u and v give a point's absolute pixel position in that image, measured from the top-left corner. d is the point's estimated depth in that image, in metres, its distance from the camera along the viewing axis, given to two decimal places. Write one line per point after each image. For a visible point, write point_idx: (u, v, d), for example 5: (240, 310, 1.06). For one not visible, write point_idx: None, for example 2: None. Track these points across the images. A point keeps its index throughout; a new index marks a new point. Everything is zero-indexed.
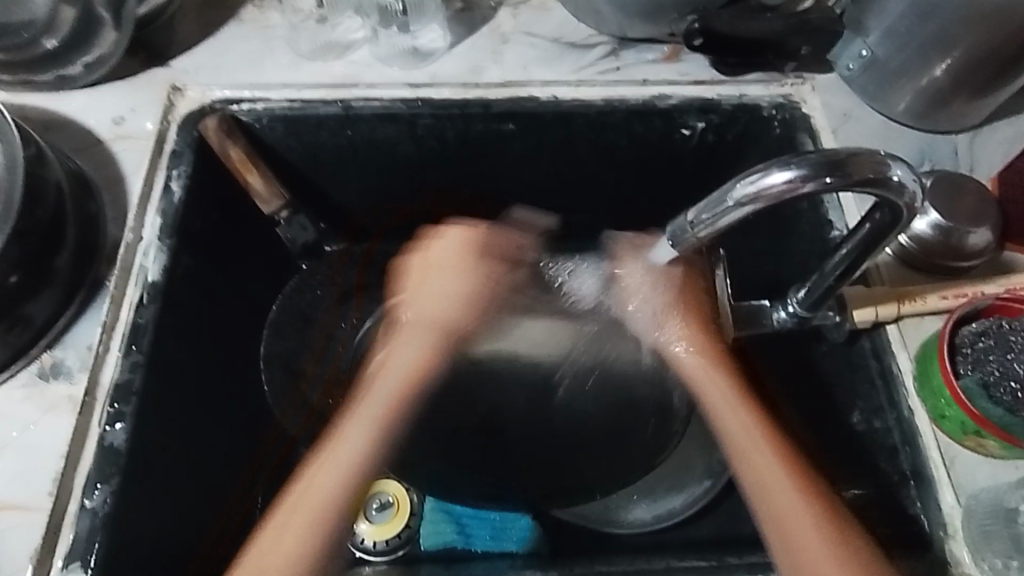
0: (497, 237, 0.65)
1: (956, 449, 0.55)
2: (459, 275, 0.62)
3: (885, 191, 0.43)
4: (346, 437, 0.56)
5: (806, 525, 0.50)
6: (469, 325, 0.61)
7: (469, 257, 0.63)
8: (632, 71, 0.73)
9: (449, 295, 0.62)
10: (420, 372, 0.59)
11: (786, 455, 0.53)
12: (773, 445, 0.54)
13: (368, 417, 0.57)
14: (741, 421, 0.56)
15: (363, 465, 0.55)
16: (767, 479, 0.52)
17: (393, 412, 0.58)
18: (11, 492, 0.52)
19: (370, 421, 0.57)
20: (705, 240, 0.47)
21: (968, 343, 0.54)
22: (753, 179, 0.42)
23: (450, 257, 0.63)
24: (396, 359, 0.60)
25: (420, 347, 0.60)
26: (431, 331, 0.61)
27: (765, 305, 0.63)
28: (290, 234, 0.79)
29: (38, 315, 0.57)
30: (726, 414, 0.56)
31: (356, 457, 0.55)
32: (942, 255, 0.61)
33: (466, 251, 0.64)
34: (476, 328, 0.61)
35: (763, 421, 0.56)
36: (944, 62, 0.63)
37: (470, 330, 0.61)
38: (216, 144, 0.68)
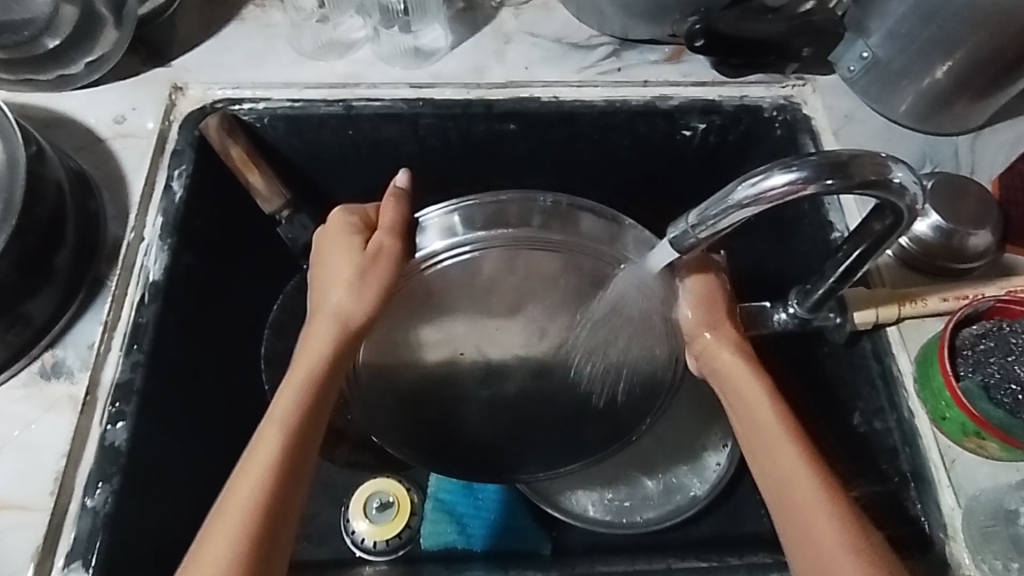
0: (375, 206, 0.58)
1: (956, 450, 0.55)
2: (351, 250, 0.56)
3: (886, 193, 0.43)
4: (256, 448, 0.49)
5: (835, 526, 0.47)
6: (370, 311, 0.55)
7: (359, 231, 0.57)
8: (633, 71, 0.73)
9: (347, 278, 0.55)
10: (329, 361, 0.54)
11: (820, 473, 0.49)
12: (813, 470, 0.49)
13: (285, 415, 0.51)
14: (789, 463, 0.50)
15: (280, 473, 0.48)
16: (795, 481, 0.49)
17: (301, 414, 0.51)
18: (11, 492, 0.52)
19: (286, 425, 0.50)
20: (706, 242, 0.47)
21: (968, 345, 0.54)
22: (754, 181, 0.42)
23: (338, 237, 0.57)
24: (312, 344, 0.54)
25: (325, 336, 0.54)
26: (334, 320, 0.55)
27: (766, 306, 0.63)
28: (291, 232, 0.75)
29: (39, 314, 0.57)
30: (772, 458, 0.50)
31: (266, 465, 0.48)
32: (942, 257, 0.62)
33: (357, 225, 0.58)
34: (372, 315, 0.55)
35: (805, 450, 0.50)
36: (946, 64, 0.63)
37: (368, 316, 0.55)
38: (217, 143, 0.67)
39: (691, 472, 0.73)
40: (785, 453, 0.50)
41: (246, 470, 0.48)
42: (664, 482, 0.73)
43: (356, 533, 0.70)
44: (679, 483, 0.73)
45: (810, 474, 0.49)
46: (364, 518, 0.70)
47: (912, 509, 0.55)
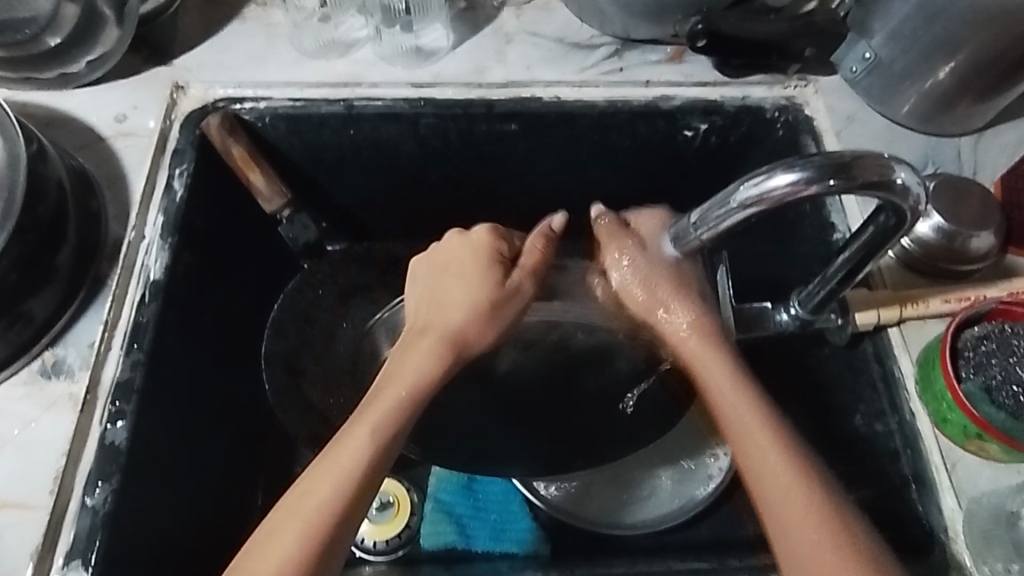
0: (474, 236, 0.60)
1: (958, 453, 0.55)
2: (465, 269, 0.59)
3: (889, 193, 0.43)
4: (351, 450, 0.49)
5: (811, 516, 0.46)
6: (478, 334, 0.56)
7: (484, 256, 0.59)
8: (635, 72, 0.73)
9: (463, 302, 0.57)
10: (435, 378, 0.54)
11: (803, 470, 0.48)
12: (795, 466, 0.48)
13: (380, 427, 0.51)
14: (770, 454, 0.49)
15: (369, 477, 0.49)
16: (771, 473, 0.48)
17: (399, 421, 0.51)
18: (11, 490, 0.52)
19: (387, 435, 0.50)
20: (708, 243, 0.47)
21: (970, 347, 0.54)
22: (757, 181, 0.42)
23: (463, 257, 0.59)
24: (413, 358, 0.54)
25: (429, 356, 0.54)
26: (440, 337, 0.55)
27: (766, 307, 0.62)
28: (293, 232, 0.77)
29: (39, 312, 0.57)
30: (753, 450, 0.49)
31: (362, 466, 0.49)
32: (944, 259, 0.61)
33: (484, 251, 0.59)
34: (482, 336, 0.57)
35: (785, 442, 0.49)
36: (948, 65, 0.63)
37: (475, 340, 0.56)
38: (218, 141, 0.67)
39: (691, 474, 0.73)
40: (751, 438, 0.50)
41: (330, 469, 0.48)
42: (664, 484, 0.73)
43: (355, 533, 0.69)
44: (679, 485, 0.73)
45: (789, 466, 0.48)
46: (365, 517, 0.70)
47: (913, 512, 0.55)
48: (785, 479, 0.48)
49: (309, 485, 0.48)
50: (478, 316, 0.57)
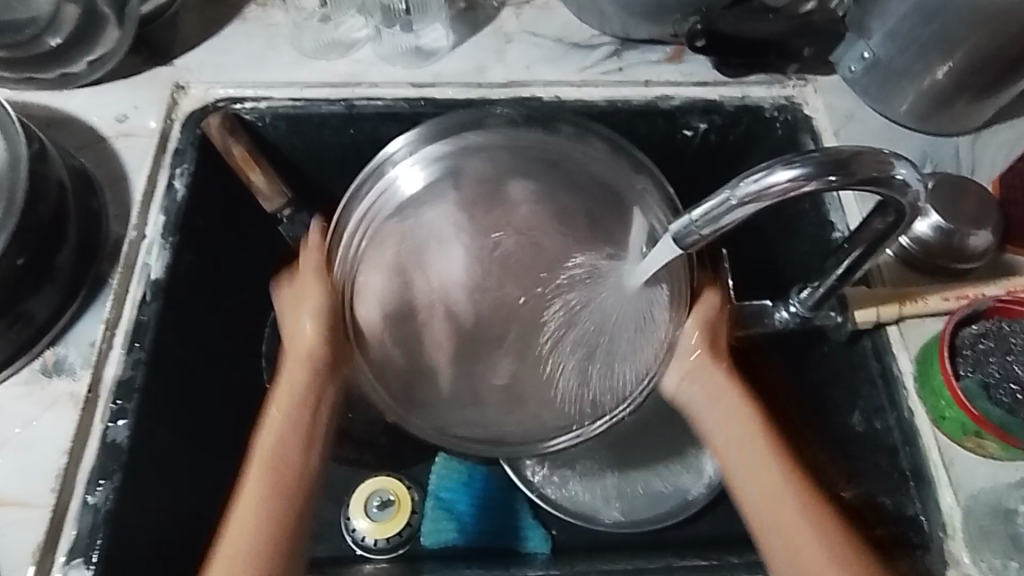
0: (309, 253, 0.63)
1: (956, 450, 0.55)
2: (309, 301, 0.62)
3: (888, 190, 0.43)
4: (250, 480, 0.55)
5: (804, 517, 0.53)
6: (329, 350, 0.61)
7: (320, 279, 0.62)
8: (634, 71, 0.74)
9: (310, 330, 0.61)
10: (306, 399, 0.59)
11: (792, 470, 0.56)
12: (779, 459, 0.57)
13: (270, 460, 0.56)
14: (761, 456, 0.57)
15: (271, 504, 0.54)
16: (768, 475, 0.56)
17: (279, 451, 0.56)
18: (13, 489, 0.53)
19: (279, 465, 0.56)
20: (708, 239, 0.47)
21: (968, 344, 0.54)
22: (757, 177, 0.42)
23: (308, 279, 0.63)
24: (288, 387, 0.60)
25: (301, 380, 0.60)
26: (303, 364, 0.60)
27: (767, 304, 0.63)
28: (294, 232, 0.74)
29: (40, 312, 0.57)
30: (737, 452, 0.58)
31: (257, 497, 0.54)
32: (942, 256, 0.62)
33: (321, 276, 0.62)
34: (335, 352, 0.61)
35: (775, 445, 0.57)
36: (946, 64, 0.63)
37: (331, 356, 0.61)
38: (218, 140, 0.68)
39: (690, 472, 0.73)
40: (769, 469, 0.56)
41: (245, 508, 0.54)
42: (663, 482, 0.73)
43: (356, 531, 0.70)
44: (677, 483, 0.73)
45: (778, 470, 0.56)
46: (365, 515, 0.70)
47: (913, 508, 0.55)
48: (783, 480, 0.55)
49: (234, 520, 0.53)
50: (311, 353, 0.61)
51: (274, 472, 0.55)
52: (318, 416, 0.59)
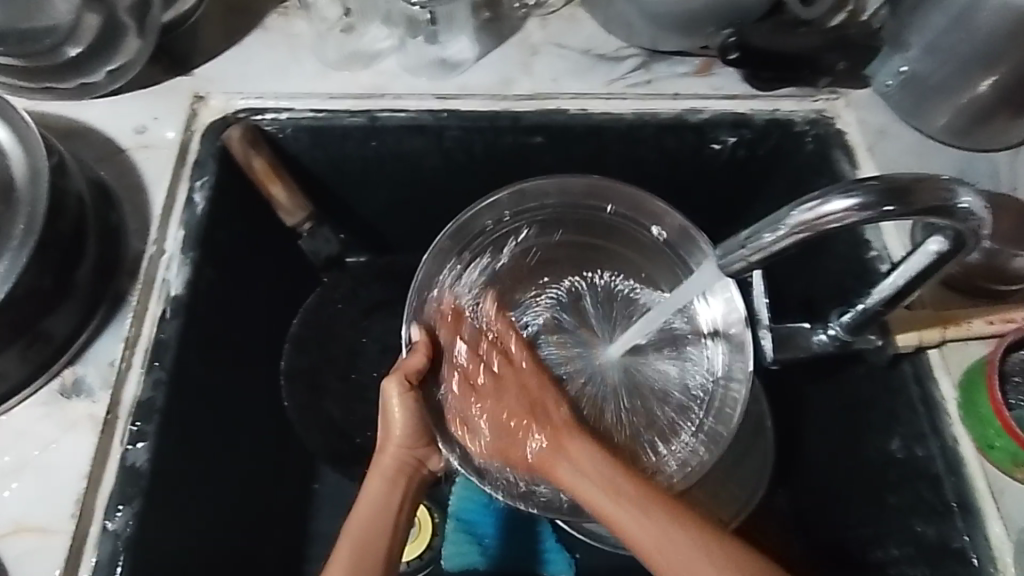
0: (410, 364, 0.60)
1: (1005, 480, 0.54)
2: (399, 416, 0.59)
3: (948, 218, 0.41)
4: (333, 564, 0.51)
5: (629, 500, 0.51)
6: (421, 451, 0.60)
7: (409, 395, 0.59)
8: (663, 84, 0.72)
9: (398, 427, 0.59)
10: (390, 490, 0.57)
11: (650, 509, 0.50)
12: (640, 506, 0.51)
13: (358, 537, 0.52)
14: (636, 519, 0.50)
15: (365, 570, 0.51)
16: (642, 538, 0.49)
17: (364, 534, 0.53)
18: (32, 515, 0.51)
19: (366, 541, 0.52)
20: (754, 268, 0.44)
21: (1017, 370, 0.53)
22: (811, 205, 0.40)
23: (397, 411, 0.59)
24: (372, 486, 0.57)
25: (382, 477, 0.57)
26: (391, 459, 0.58)
27: (804, 327, 0.61)
28: (313, 246, 0.77)
29: (60, 330, 0.56)
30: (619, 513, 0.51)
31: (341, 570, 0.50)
32: (982, 277, 0.60)
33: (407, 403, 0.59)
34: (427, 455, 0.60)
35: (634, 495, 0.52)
36: (989, 78, 0.61)
37: (425, 458, 0.60)
38: (240, 153, 0.67)
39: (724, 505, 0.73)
40: (513, 390, 0.62)
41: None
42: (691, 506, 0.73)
43: None
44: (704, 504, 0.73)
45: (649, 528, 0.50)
46: None
47: (959, 540, 0.53)
48: (606, 469, 0.55)
49: None
50: (409, 439, 0.59)
51: (359, 539, 0.52)
52: (404, 505, 0.57)
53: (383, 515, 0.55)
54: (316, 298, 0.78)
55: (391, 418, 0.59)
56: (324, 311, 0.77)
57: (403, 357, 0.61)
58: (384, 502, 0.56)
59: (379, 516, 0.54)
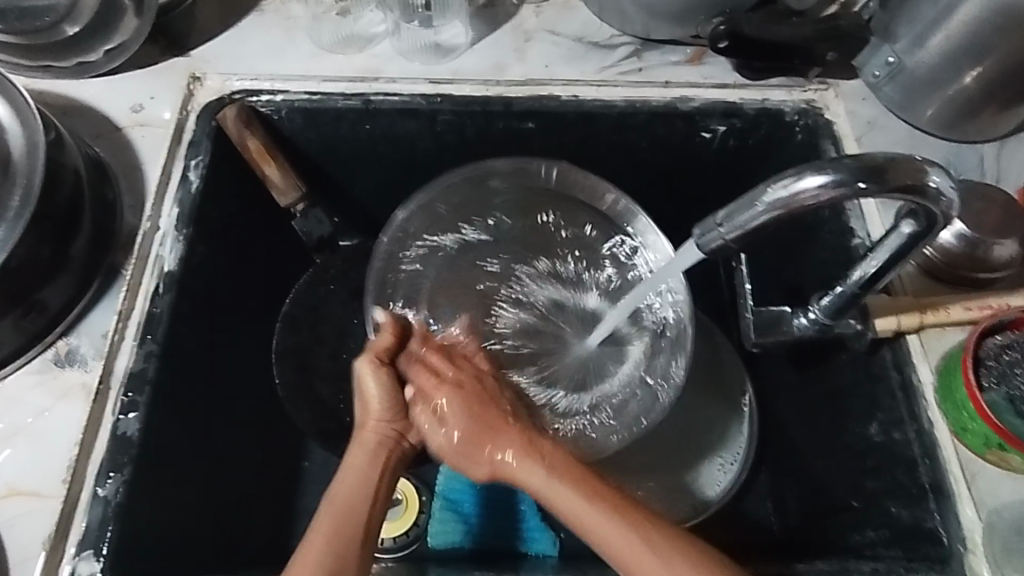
0: (380, 341, 0.61)
1: (978, 463, 0.55)
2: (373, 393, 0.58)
3: (921, 198, 0.41)
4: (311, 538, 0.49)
5: (593, 498, 0.51)
6: (402, 424, 0.58)
7: (382, 369, 0.59)
8: (655, 72, 0.73)
9: (375, 403, 0.58)
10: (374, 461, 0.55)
11: (614, 504, 0.51)
12: (600, 500, 0.51)
13: (344, 504, 0.51)
14: (598, 516, 0.50)
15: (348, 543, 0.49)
16: (610, 530, 0.49)
17: (347, 502, 0.51)
18: (25, 479, 0.52)
19: (352, 508, 0.51)
20: (733, 248, 0.45)
21: (993, 356, 0.54)
22: (786, 184, 0.41)
23: (372, 388, 0.59)
24: (355, 459, 0.55)
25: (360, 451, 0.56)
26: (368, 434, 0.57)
27: (786, 311, 0.62)
28: (305, 226, 0.78)
29: (54, 301, 0.57)
30: (584, 511, 0.51)
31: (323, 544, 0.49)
32: (966, 267, 0.61)
33: (383, 377, 0.59)
34: (409, 426, 0.58)
35: (593, 492, 0.52)
36: (975, 70, 0.62)
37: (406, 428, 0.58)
38: (235, 132, 0.68)
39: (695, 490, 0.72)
40: (493, 405, 0.60)
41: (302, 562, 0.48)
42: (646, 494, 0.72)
43: None
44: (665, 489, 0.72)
45: (614, 521, 0.50)
46: None
47: (932, 523, 0.54)
48: (557, 467, 0.54)
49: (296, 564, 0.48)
50: (388, 411, 0.58)
51: (344, 508, 0.51)
52: (387, 476, 0.55)
53: (370, 478, 0.54)
54: (308, 278, 0.79)
55: (369, 396, 0.59)
56: (317, 291, 0.78)
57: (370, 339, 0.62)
58: (365, 478, 0.54)
59: (361, 489, 0.53)
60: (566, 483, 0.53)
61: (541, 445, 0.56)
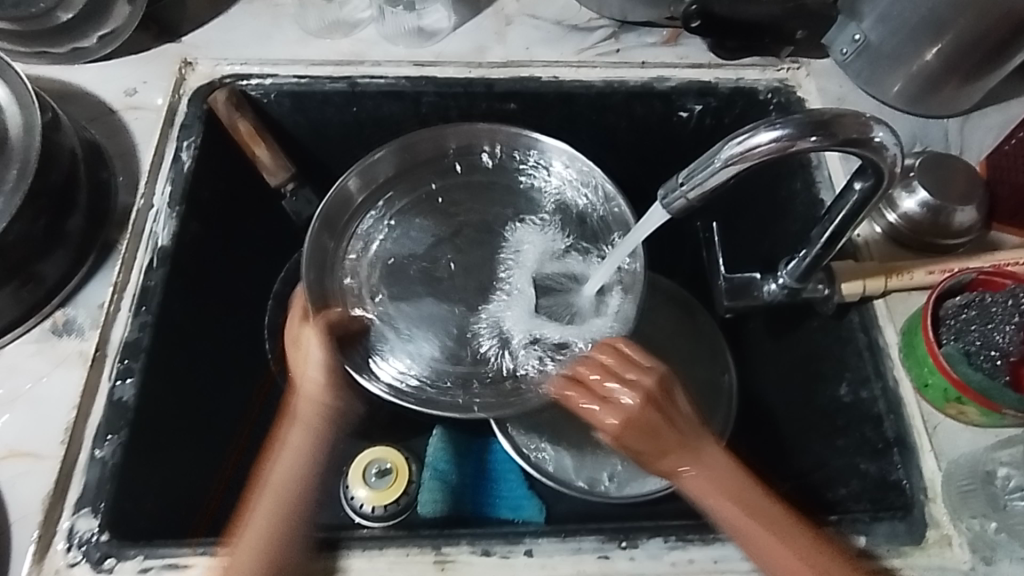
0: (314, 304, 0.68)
1: (938, 417, 0.57)
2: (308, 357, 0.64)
3: (866, 151, 0.45)
4: (260, 505, 0.54)
5: (756, 515, 0.54)
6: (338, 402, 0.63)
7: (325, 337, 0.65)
8: (632, 54, 0.75)
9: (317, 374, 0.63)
10: (314, 438, 0.59)
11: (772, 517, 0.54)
12: (762, 512, 0.54)
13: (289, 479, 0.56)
14: (772, 540, 0.52)
15: (292, 508, 0.54)
16: (784, 545, 0.52)
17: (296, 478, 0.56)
18: (26, 441, 0.54)
19: (292, 483, 0.56)
20: (695, 205, 0.47)
21: (951, 315, 0.56)
22: (740, 140, 0.43)
23: (318, 360, 0.63)
24: (291, 439, 0.59)
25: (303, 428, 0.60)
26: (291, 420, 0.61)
27: (756, 278, 0.65)
28: (296, 208, 0.78)
29: (51, 274, 0.59)
30: (739, 523, 0.53)
31: (272, 507, 0.54)
32: (929, 233, 0.63)
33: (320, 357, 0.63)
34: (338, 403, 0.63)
35: (756, 507, 0.54)
36: (935, 47, 0.65)
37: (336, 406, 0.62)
38: (225, 116, 0.70)
39: None
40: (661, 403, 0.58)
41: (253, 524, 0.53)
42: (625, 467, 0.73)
43: (354, 499, 0.69)
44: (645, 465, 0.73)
45: (784, 532, 0.53)
46: (364, 485, 0.69)
47: (896, 475, 0.56)
48: (725, 483, 0.56)
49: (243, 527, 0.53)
50: (325, 385, 0.63)
51: (285, 482, 0.56)
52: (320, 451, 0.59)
53: (300, 461, 0.58)
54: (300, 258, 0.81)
55: (308, 360, 0.63)
56: None
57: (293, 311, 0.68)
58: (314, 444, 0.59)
59: (307, 468, 0.57)
60: (729, 501, 0.55)
61: (696, 454, 0.57)
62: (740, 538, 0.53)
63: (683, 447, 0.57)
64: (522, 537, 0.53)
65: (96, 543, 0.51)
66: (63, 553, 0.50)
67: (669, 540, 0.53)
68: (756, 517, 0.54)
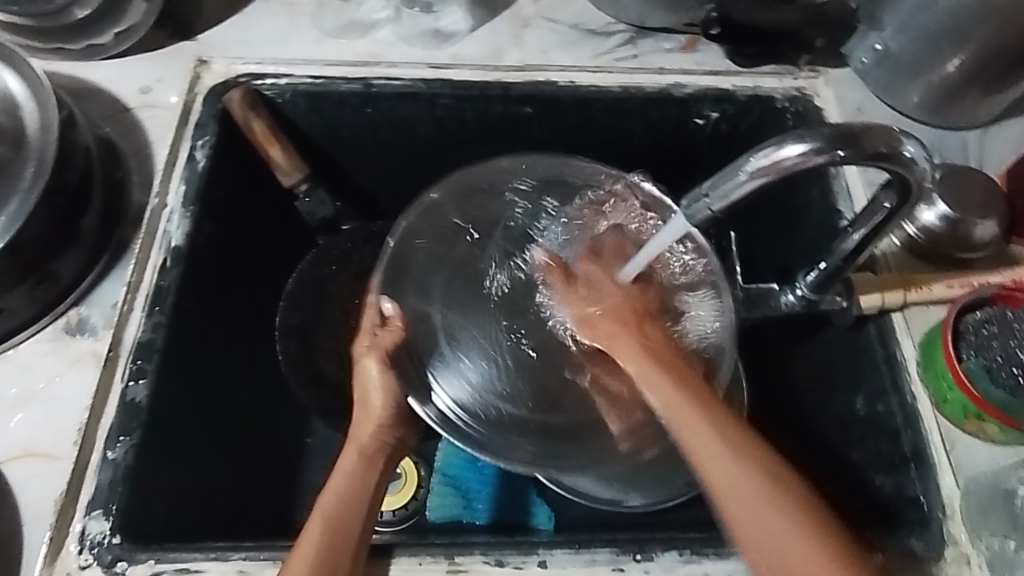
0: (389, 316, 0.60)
1: (957, 432, 0.57)
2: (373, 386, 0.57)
3: (895, 165, 0.45)
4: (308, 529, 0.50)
5: (750, 467, 0.49)
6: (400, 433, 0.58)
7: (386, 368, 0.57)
8: (649, 59, 0.75)
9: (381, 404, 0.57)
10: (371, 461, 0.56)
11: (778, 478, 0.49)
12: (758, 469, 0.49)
13: (338, 506, 0.52)
14: (770, 508, 0.48)
15: (344, 534, 0.50)
16: (777, 518, 0.48)
17: (347, 503, 0.52)
18: (38, 442, 0.54)
19: (346, 510, 0.52)
20: (718, 216, 0.47)
21: (972, 330, 0.55)
22: (768, 152, 0.43)
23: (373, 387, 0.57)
24: (346, 462, 0.56)
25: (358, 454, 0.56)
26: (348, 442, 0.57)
27: (774, 288, 0.63)
28: (310, 208, 0.79)
29: (65, 273, 0.59)
30: (733, 471, 0.49)
31: (321, 529, 0.50)
32: (948, 246, 0.63)
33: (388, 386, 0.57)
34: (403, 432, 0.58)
35: (767, 476, 0.49)
36: (956, 58, 0.64)
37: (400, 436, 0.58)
38: (239, 115, 0.69)
39: None
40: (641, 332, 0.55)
41: (302, 549, 0.49)
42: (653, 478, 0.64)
43: None
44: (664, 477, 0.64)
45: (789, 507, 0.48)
46: None
47: (914, 490, 0.56)
48: (714, 423, 0.51)
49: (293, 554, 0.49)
50: (389, 415, 0.57)
51: (339, 504, 0.52)
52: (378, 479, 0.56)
53: (355, 493, 0.54)
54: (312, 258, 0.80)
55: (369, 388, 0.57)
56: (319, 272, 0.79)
57: (376, 331, 0.58)
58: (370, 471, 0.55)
59: (366, 496, 0.54)
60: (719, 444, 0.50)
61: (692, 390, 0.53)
62: (728, 494, 0.49)
63: (677, 381, 0.53)
64: (536, 548, 0.53)
65: (108, 546, 0.51)
66: (76, 555, 0.50)
67: (683, 554, 0.53)
68: (756, 469, 0.49)
